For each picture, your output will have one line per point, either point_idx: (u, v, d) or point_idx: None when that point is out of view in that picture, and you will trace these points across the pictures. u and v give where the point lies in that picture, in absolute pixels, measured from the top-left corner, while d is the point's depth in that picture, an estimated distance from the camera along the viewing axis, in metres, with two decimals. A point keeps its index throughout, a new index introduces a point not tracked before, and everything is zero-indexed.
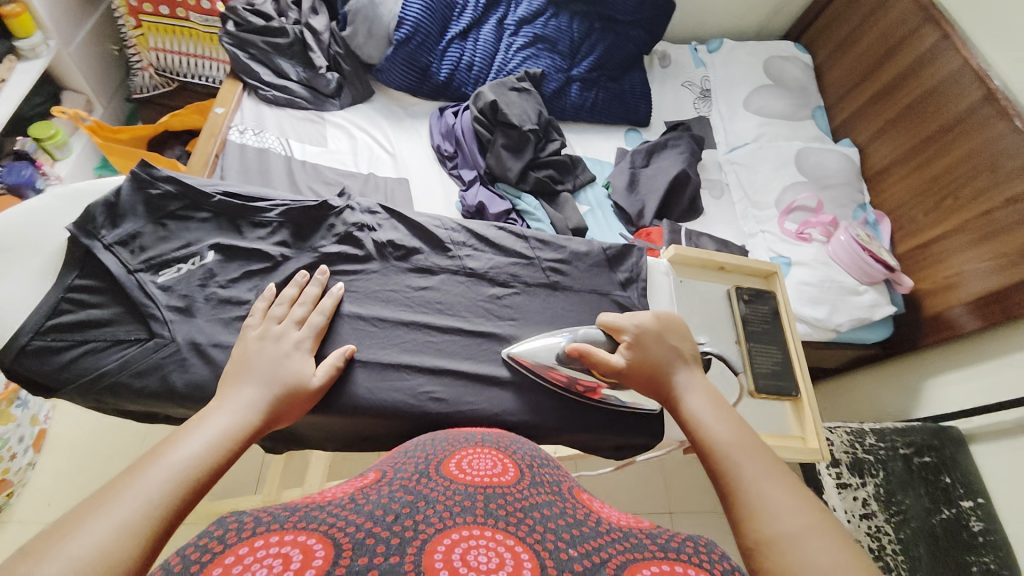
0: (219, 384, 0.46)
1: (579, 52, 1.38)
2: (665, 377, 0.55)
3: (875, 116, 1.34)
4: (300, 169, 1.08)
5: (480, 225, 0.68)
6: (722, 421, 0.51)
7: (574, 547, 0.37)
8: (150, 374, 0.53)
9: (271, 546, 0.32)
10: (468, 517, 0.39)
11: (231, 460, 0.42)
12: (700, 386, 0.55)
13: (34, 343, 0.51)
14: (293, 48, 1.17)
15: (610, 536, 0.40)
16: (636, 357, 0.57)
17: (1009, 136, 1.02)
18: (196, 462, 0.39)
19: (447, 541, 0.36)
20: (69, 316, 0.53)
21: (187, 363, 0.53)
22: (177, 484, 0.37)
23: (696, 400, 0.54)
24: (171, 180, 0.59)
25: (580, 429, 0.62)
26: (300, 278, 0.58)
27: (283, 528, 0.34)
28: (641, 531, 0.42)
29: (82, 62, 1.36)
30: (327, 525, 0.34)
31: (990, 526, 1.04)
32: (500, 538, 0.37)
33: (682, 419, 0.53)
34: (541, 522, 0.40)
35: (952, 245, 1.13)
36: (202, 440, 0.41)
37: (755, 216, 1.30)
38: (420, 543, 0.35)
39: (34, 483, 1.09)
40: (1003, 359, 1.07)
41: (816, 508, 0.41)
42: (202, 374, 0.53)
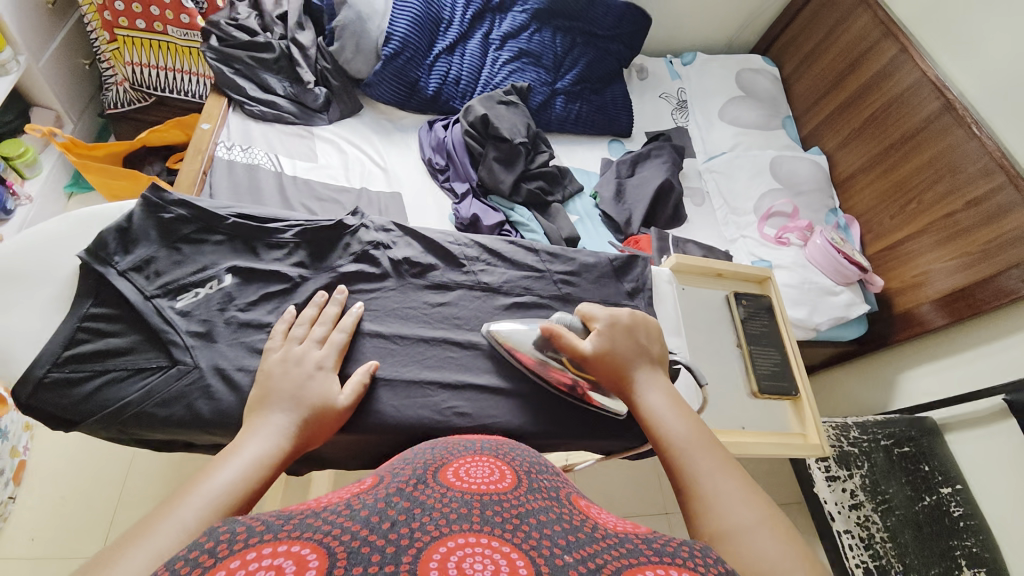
0: (246, 416, 0.47)
1: (563, 66, 1.42)
2: (626, 372, 0.56)
3: (841, 125, 1.42)
4: (292, 185, 1.06)
5: (491, 239, 0.70)
6: (679, 417, 0.53)
7: (571, 553, 0.34)
8: (174, 403, 0.52)
9: (258, 562, 0.28)
10: (463, 525, 0.35)
11: (265, 485, 0.42)
12: (658, 381, 0.57)
13: (52, 375, 0.50)
14: (279, 63, 1.16)
15: (606, 542, 0.37)
16: (601, 346, 0.57)
17: (967, 143, 1.11)
18: (232, 488, 0.40)
19: (442, 549, 0.32)
20: (88, 345, 0.52)
21: (211, 390, 0.52)
22: (212, 511, 0.38)
23: (654, 396, 0.55)
24: (182, 204, 0.58)
25: (601, 437, 0.64)
26: (319, 298, 0.58)
27: (275, 538, 0.30)
28: (637, 536, 0.38)
29: (52, 78, 1.31)
30: (323, 532, 0.31)
31: (969, 510, 1.11)
32: (496, 546, 0.33)
33: (640, 415, 0.54)
34: (538, 529, 0.36)
35: (918, 246, 1.21)
36: (236, 467, 0.41)
37: (736, 222, 1.36)
38: (416, 551, 0.31)
39: (15, 517, 1.04)
40: (970, 352, 1.15)
41: (762, 499, 0.44)
42: (226, 400, 0.52)
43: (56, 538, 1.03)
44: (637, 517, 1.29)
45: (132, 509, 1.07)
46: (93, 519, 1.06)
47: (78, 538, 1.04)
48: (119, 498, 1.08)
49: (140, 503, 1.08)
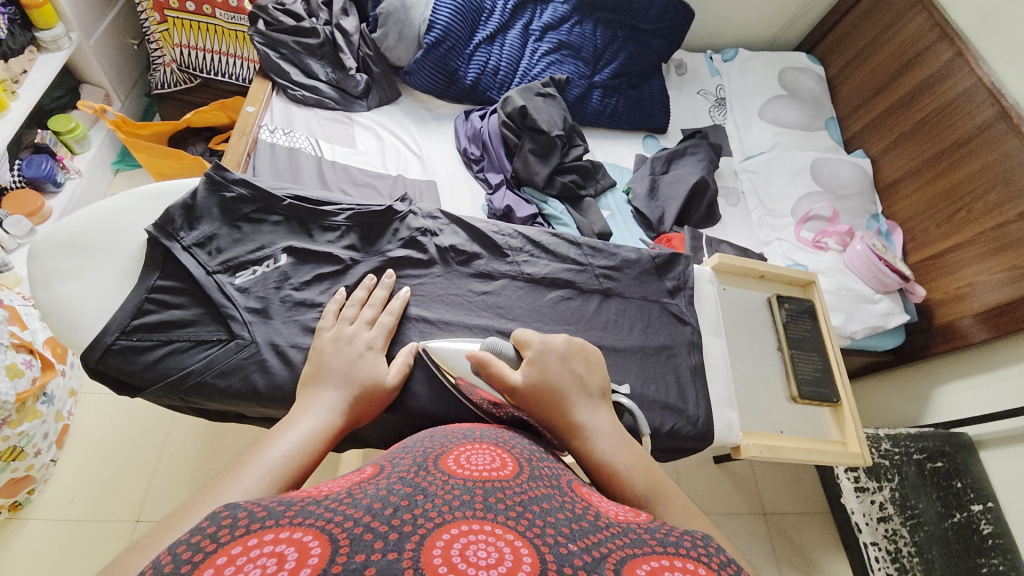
0: (302, 389, 0.49)
1: (602, 59, 1.40)
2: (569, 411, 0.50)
3: (888, 129, 1.37)
4: (331, 169, 1.08)
5: (535, 231, 0.70)
6: (633, 466, 0.47)
7: (575, 542, 0.34)
8: (232, 374, 0.54)
9: (259, 548, 0.29)
10: (467, 512, 0.35)
11: (319, 459, 0.43)
12: (601, 421, 0.51)
13: (120, 342, 0.53)
14: (323, 49, 1.18)
15: (609, 531, 0.37)
16: (534, 377, 0.51)
17: (1021, 153, 1.06)
18: (288, 461, 0.41)
19: (446, 537, 0.32)
20: (153, 316, 0.54)
21: (266, 364, 0.54)
22: (272, 482, 0.39)
23: (602, 439, 0.49)
24: (243, 183, 0.59)
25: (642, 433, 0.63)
26: (369, 281, 0.59)
27: (277, 525, 0.30)
28: (641, 525, 0.39)
29: (103, 56, 1.35)
30: (324, 520, 0.31)
31: (999, 530, 1.03)
32: (499, 533, 0.33)
33: (591, 463, 0.48)
34: (541, 518, 0.36)
35: (964, 256, 1.17)
36: (292, 441, 0.43)
37: (771, 224, 1.33)
38: (419, 538, 0.31)
39: (55, 479, 1.09)
40: (1013, 370, 1.11)
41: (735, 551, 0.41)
42: (280, 374, 0.54)
43: (96, 499, 1.08)
44: None
45: (167, 474, 1.12)
46: (128, 485, 1.10)
47: (114, 502, 1.08)
48: (154, 467, 1.12)
49: (173, 471, 1.12)
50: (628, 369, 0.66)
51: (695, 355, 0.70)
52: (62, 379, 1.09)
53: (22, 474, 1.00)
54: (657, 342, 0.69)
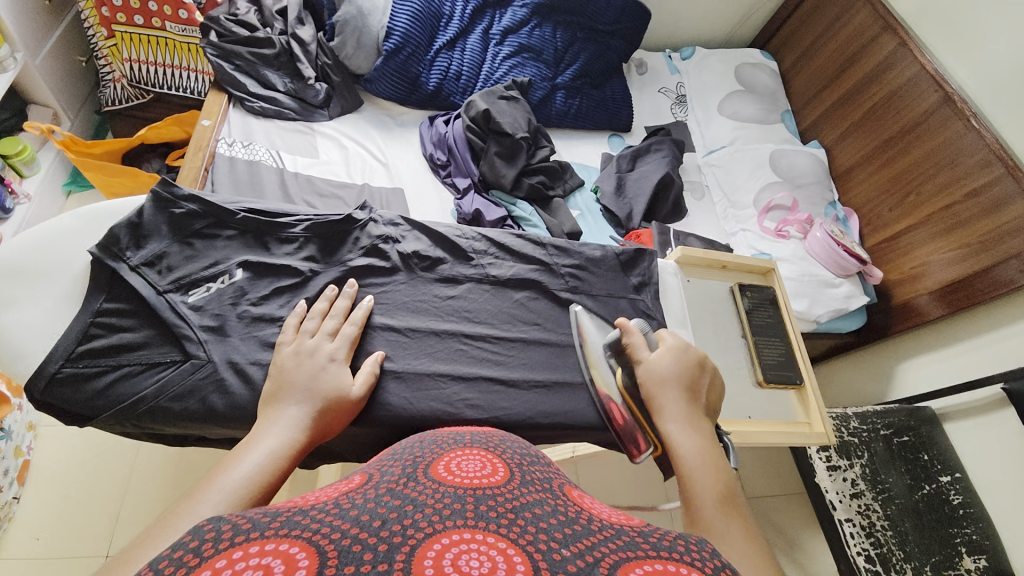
0: (265, 406, 0.48)
1: (563, 61, 1.42)
2: (665, 401, 0.56)
3: (840, 119, 1.43)
4: (293, 181, 1.06)
5: (499, 233, 0.70)
6: (708, 468, 0.49)
7: (567, 547, 0.34)
8: (188, 397, 0.52)
9: (246, 561, 0.28)
10: (456, 521, 0.35)
11: (282, 477, 0.42)
12: (698, 429, 0.54)
13: (65, 370, 0.50)
14: (280, 59, 1.15)
15: (602, 534, 0.37)
16: (657, 365, 0.59)
17: (966, 135, 1.11)
18: (247, 483, 0.40)
19: (437, 547, 0.32)
20: (100, 340, 0.52)
21: (224, 383, 0.53)
22: (232, 505, 0.38)
23: (689, 440, 0.52)
24: (192, 199, 0.58)
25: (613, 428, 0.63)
26: (330, 292, 0.58)
27: (263, 537, 0.30)
28: (634, 529, 0.39)
29: (49, 75, 1.30)
30: (312, 531, 0.30)
31: (968, 498, 1.11)
32: (491, 542, 0.33)
33: (670, 450, 0.52)
34: (534, 523, 0.37)
35: (917, 237, 1.22)
36: (253, 461, 0.41)
37: (735, 216, 1.37)
38: (410, 549, 0.31)
39: (20, 517, 1.04)
40: (966, 344, 1.17)
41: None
42: (239, 394, 0.52)
43: (66, 534, 1.03)
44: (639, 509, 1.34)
45: (140, 503, 1.07)
46: (96, 518, 1.05)
47: (82, 536, 1.03)
48: (122, 498, 1.08)
49: (147, 498, 1.08)
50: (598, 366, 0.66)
51: None
52: (19, 413, 1.03)
53: None
54: None
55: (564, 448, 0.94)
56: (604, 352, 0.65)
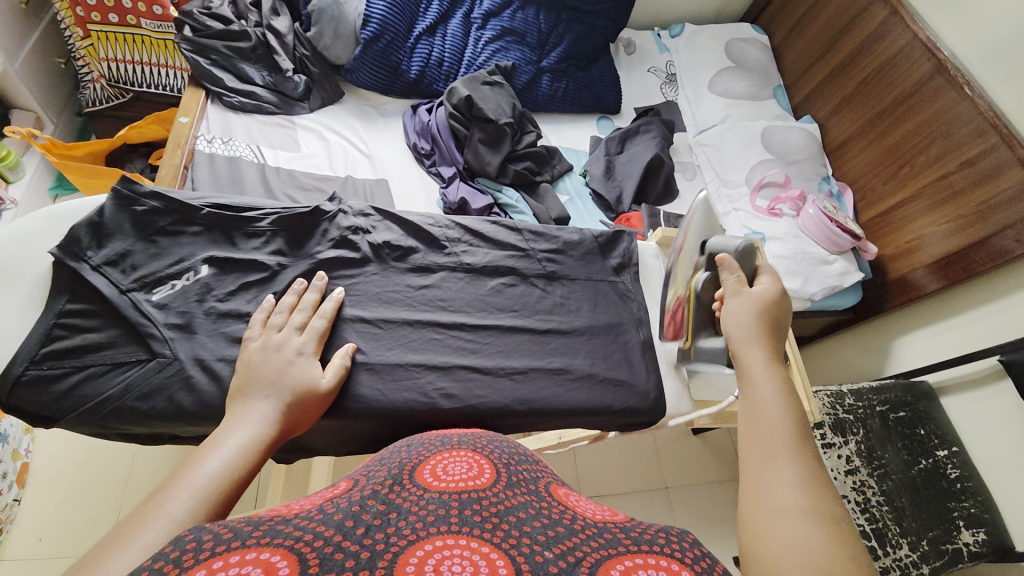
0: (229, 404, 0.47)
1: (548, 44, 1.39)
2: (736, 330, 0.57)
3: (834, 92, 1.40)
4: (275, 175, 1.05)
5: (473, 220, 0.69)
6: (775, 387, 0.51)
7: (551, 547, 0.35)
8: (155, 396, 0.52)
9: (225, 570, 0.28)
10: (439, 528, 0.36)
11: (252, 472, 0.42)
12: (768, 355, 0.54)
13: (29, 373, 0.50)
14: (257, 52, 1.13)
15: (585, 533, 0.38)
16: (738, 301, 0.59)
17: (963, 102, 1.07)
18: (217, 478, 0.39)
19: (419, 554, 0.33)
20: (64, 342, 0.52)
21: (191, 381, 0.52)
22: (202, 502, 0.38)
23: (757, 364, 0.53)
24: (155, 196, 0.57)
25: (592, 413, 0.63)
26: (298, 286, 0.58)
27: (244, 545, 0.30)
28: (617, 524, 0.40)
29: (29, 79, 1.29)
30: (293, 540, 0.31)
31: (965, 471, 1.11)
32: (474, 547, 0.35)
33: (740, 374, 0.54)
34: (519, 527, 0.38)
35: (912, 211, 1.20)
36: (222, 456, 0.41)
37: (727, 195, 1.35)
38: (391, 556, 0.32)
39: (22, 518, 1.05)
40: (963, 317, 1.15)
41: (822, 495, 0.41)
42: (207, 391, 0.52)
43: (68, 535, 1.05)
44: (637, 492, 1.37)
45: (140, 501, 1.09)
46: (97, 517, 1.07)
47: (83, 535, 1.05)
48: (123, 496, 1.09)
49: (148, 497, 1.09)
50: (577, 351, 0.65)
51: (644, 330, 0.70)
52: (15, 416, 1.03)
53: None
54: (606, 319, 0.68)
55: (550, 435, 0.93)
56: (695, 244, 0.68)
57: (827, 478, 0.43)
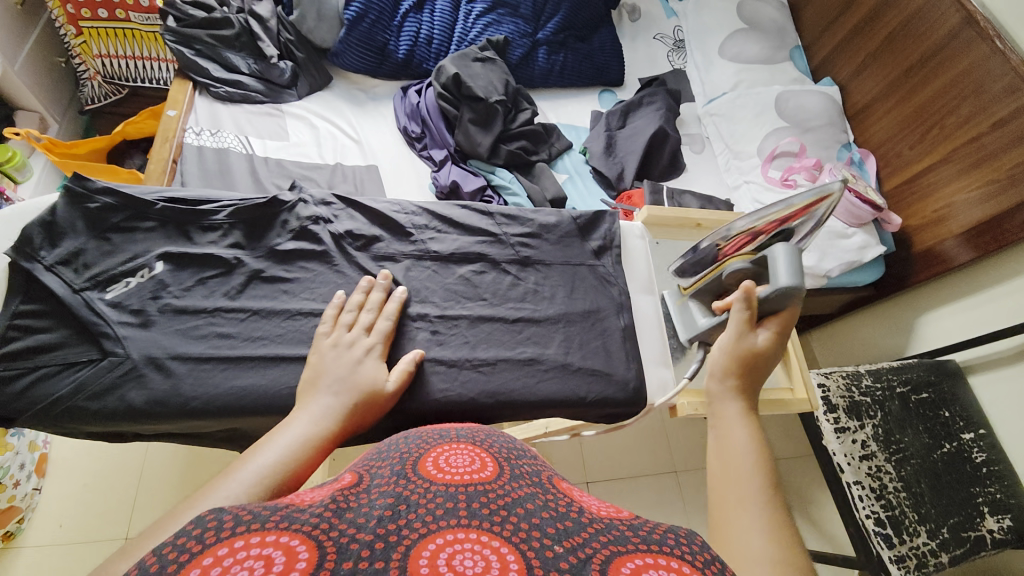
0: (301, 395, 0.49)
1: (543, 14, 1.32)
2: (719, 371, 0.54)
3: (856, 50, 1.29)
4: (263, 166, 1.04)
5: (441, 206, 0.69)
6: (747, 432, 0.49)
7: (561, 542, 0.32)
8: (107, 395, 0.53)
9: (246, 550, 0.27)
10: (450, 521, 0.33)
11: (312, 463, 0.42)
12: (742, 400, 0.52)
13: None
14: (241, 39, 1.12)
15: (594, 527, 0.34)
16: (731, 347, 0.55)
17: (995, 57, 0.97)
18: (278, 463, 0.40)
19: (431, 546, 0.31)
20: (18, 343, 0.53)
21: (145, 379, 0.54)
22: (262, 484, 0.38)
23: (732, 406, 0.51)
24: (107, 192, 0.59)
25: (558, 403, 0.62)
26: (365, 285, 0.60)
27: (264, 527, 0.28)
28: (623, 521, 0.36)
29: (30, 80, 1.31)
30: (312, 525, 0.29)
31: (993, 455, 1.05)
32: (485, 540, 0.32)
33: (714, 417, 0.51)
34: (527, 519, 0.34)
35: (940, 176, 1.10)
36: (284, 443, 0.42)
37: (738, 167, 1.26)
38: (403, 549, 0.30)
39: (43, 507, 1.10)
40: (996, 290, 1.07)
41: (789, 543, 0.38)
42: (158, 387, 0.54)
43: (85, 522, 1.10)
44: (645, 476, 1.34)
45: (154, 488, 1.14)
46: (116, 504, 1.12)
47: (102, 521, 1.10)
48: (136, 484, 1.14)
49: (159, 485, 1.15)
50: (551, 340, 0.65)
51: (625, 316, 0.69)
52: None
53: (5, 506, 1.00)
54: (584, 306, 0.68)
55: (537, 424, 0.90)
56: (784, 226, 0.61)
57: (794, 528, 0.40)
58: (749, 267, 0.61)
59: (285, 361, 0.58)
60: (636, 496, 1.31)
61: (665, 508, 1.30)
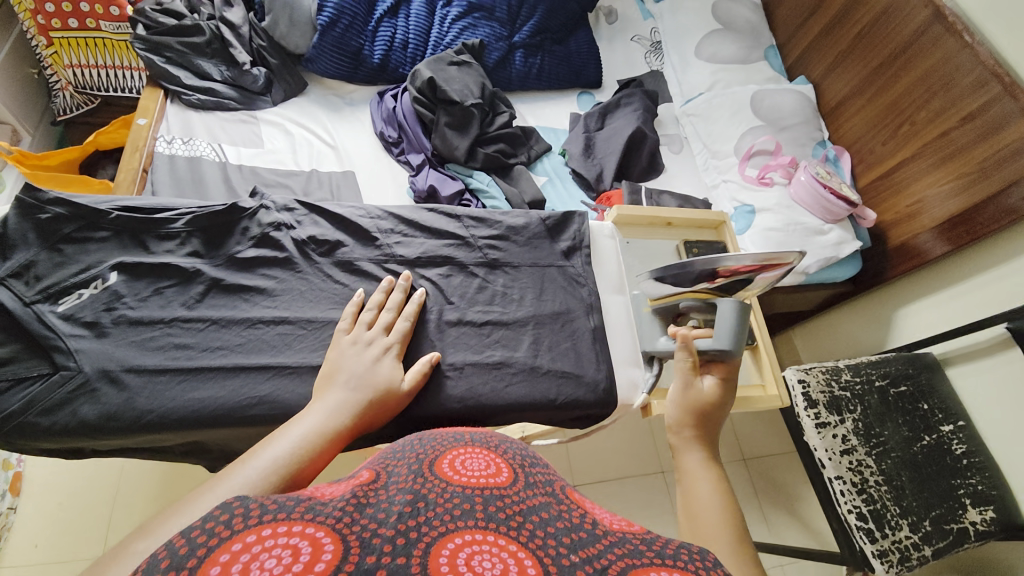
0: (319, 389, 0.50)
1: (519, 17, 1.32)
2: (678, 421, 0.52)
3: (828, 48, 1.30)
4: (237, 173, 1.02)
5: (408, 211, 0.70)
6: (712, 482, 0.46)
7: (577, 550, 0.30)
8: (58, 410, 0.52)
9: (274, 539, 0.25)
10: (468, 521, 0.31)
11: (324, 454, 0.43)
12: (705, 447, 0.51)
13: None
14: (212, 46, 1.11)
15: (609, 539, 0.32)
16: (682, 398, 0.55)
17: (964, 51, 0.98)
18: (292, 454, 0.40)
19: (451, 545, 0.29)
20: None
21: (99, 393, 0.53)
22: (276, 474, 0.38)
23: (693, 456, 0.50)
24: (59, 203, 0.58)
25: (528, 406, 0.62)
26: (386, 285, 0.62)
27: (290, 517, 0.27)
28: (637, 535, 0.34)
29: (1, 91, 1.28)
30: (337, 518, 0.28)
31: (971, 446, 1.06)
32: (503, 544, 0.30)
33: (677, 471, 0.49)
34: (542, 527, 0.32)
35: (912, 172, 1.11)
36: (297, 434, 0.43)
37: (716, 166, 1.27)
38: (425, 545, 0.28)
39: (19, 525, 1.07)
40: (968, 282, 1.08)
41: None
42: (113, 401, 0.53)
43: (60, 541, 1.07)
44: (633, 477, 1.34)
45: (132, 504, 1.12)
46: (93, 521, 1.10)
47: (78, 539, 1.08)
48: (114, 500, 1.12)
49: (137, 501, 1.12)
50: (518, 343, 0.65)
51: (594, 317, 0.70)
52: None
53: None
54: (553, 308, 0.69)
55: (514, 428, 0.90)
56: (749, 278, 0.62)
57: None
58: (699, 308, 0.64)
59: (245, 370, 0.57)
60: (626, 497, 1.31)
61: (655, 507, 1.30)
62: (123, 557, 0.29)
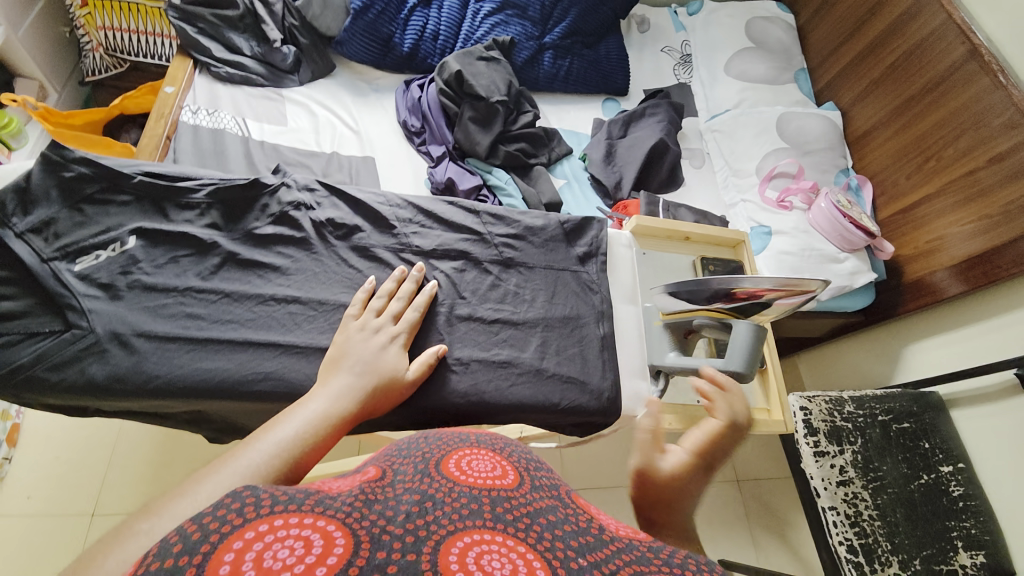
0: (323, 372, 0.50)
1: (551, 18, 1.32)
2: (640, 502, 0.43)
3: (861, 75, 1.29)
4: (259, 149, 1.02)
5: (427, 202, 0.69)
6: None
7: (584, 555, 0.30)
8: (67, 367, 0.52)
9: (286, 530, 0.25)
10: (475, 520, 0.31)
11: (329, 439, 0.43)
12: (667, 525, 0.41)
13: None
14: (245, 21, 1.11)
15: (615, 545, 0.32)
16: (641, 474, 0.45)
17: (997, 90, 0.97)
18: (297, 439, 0.40)
19: (460, 544, 0.29)
20: None
21: (107, 354, 0.53)
22: (281, 459, 0.38)
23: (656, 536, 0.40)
24: (84, 162, 0.58)
25: (529, 408, 0.62)
26: (397, 274, 0.62)
27: (301, 510, 0.27)
28: (643, 542, 0.33)
29: (33, 47, 1.29)
30: (348, 513, 0.28)
31: (969, 490, 1.05)
32: (511, 545, 0.30)
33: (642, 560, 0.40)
34: (549, 530, 0.32)
35: (935, 208, 1.10)
36: (303, 419, 0.43)
37: (736, 185, 1.26)
38: (434, 544, 0.28)
39: (11, 476, 1.08)
40: (982, 324, 1.07)
41: None
42: (119, 363, 0.53)
43: (51, 497, 1.08)
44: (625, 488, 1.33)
45: (124, 467, 1.12)
46: (84, 480, 1.10)
47: (69, 496, 1.09)
48: (108, 461, 1.12)
49: (129, 464, 1.12)
50: (526, 344, 0.65)
51: (604, 325, 0.69)
52: None
53: None
54: (563, 312, 0.68)
55: (512, 428, 0.90)
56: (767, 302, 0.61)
57: None
58: (710, 327, 0.63)
59: (253, 346, 0.57)
60: (616, 508, 1.30)
61: None
62: (128, 536, 0.29)
